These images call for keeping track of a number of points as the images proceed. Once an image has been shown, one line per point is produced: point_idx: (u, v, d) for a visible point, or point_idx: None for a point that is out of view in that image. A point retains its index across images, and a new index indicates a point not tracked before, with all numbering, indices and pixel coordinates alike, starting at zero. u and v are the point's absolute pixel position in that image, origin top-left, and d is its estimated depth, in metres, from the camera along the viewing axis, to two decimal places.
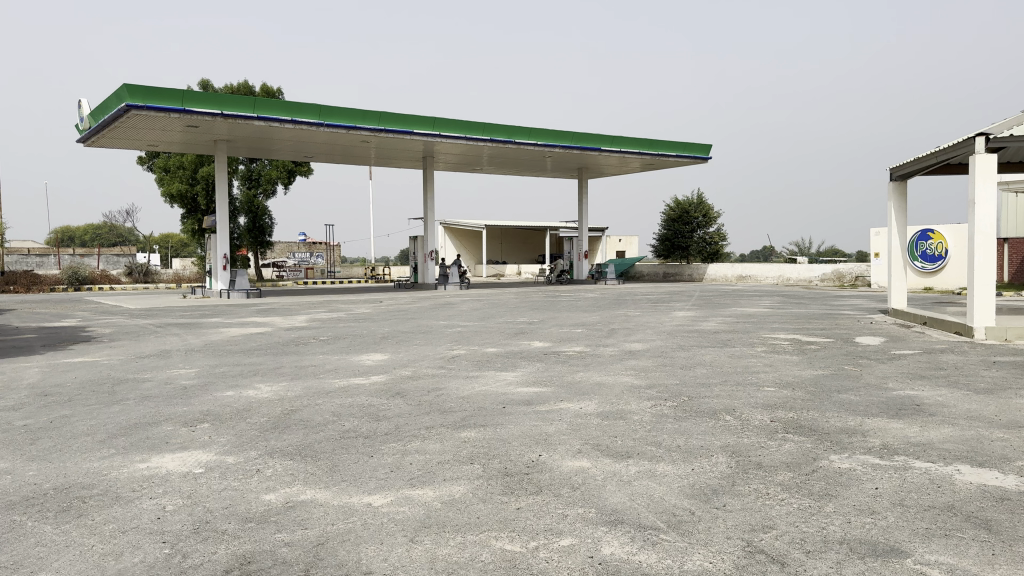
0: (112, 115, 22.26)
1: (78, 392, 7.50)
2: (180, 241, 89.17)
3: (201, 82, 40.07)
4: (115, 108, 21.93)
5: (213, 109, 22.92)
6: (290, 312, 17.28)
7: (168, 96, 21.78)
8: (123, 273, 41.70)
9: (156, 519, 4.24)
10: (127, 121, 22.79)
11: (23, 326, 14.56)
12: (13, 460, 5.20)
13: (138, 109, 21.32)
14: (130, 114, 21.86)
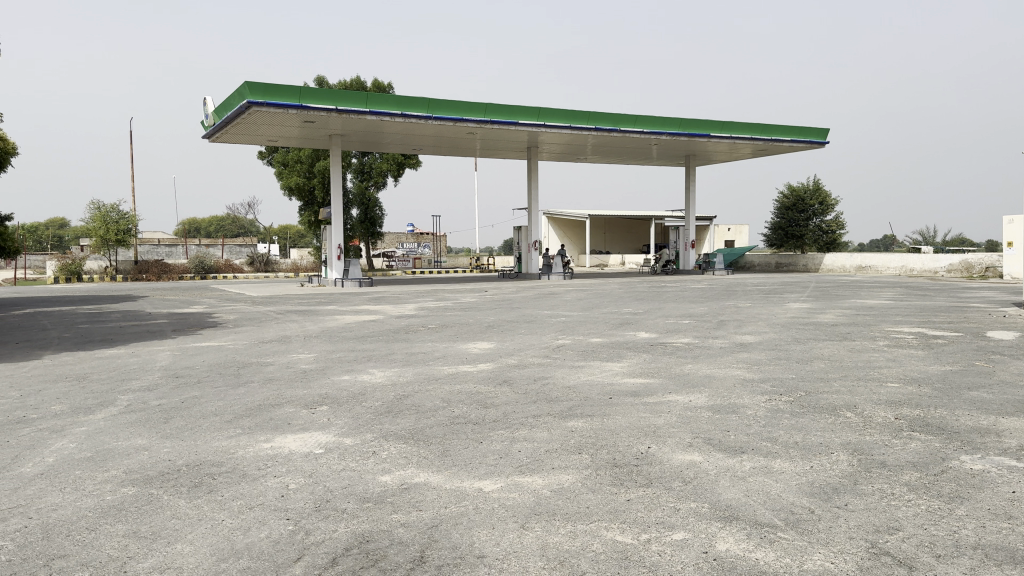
0: (235, 112, 23.46)
1: (207, 374, 7.94)
2: (296, 233, 92.80)
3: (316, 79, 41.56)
4: (238, 105, 23.08)
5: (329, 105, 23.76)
6: (400, 300, 17.81)
7: (286, 92, 22.78)
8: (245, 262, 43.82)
9: (280, 496, 4.44)
10: (249, 118, 23.95)
11: (156, 311, 15.59)
12: (149, 438, 5.55)
13: (259, 105, 22.41)
14: (252, 111, 22.98)
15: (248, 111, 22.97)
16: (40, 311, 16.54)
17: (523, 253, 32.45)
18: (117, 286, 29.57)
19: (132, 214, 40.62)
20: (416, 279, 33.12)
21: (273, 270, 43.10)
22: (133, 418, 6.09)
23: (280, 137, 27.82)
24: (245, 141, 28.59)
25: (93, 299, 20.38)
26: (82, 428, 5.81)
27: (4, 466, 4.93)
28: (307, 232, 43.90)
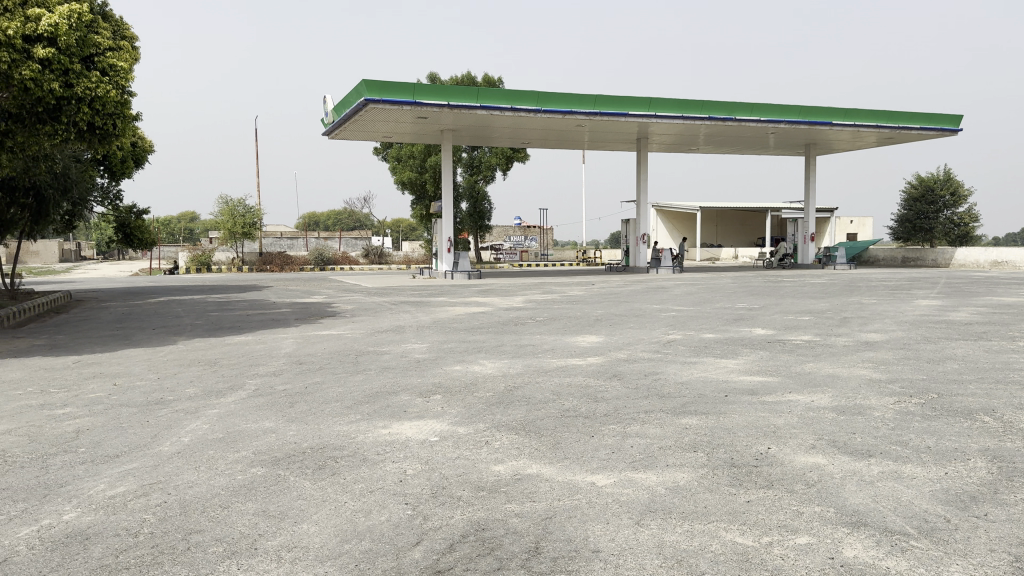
0: (353, 109, 24.29)
1: (328, 361, 8.25)
2: (409, 227, 95.38)
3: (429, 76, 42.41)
4: (356, 102, 23.86)
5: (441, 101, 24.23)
6: (510, 292, 18.00)
7: (401, 89, 23.44)
8: (360, 255, 45.34)
9: (398, 481, 4.57)
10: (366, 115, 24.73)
11: (279, 300, 16.39)
12: (276, 420, 5.82)
13: (375, 103, 23.12)
14: (368, 108, 23.73)
15: (364, 108, 23.73)
16: (176, 299, 17.67)
17: (632, 247, 32.10)
18: (242, 277, 31.21)
19: (257, 208, 42.65)
20: (522, 271, 33.26)
21: (386, 262, 44.40)
22: (260, 401, 6.41)
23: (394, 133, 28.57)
24: (361, 137, 29.51)
25: (221, 289, 21.60)
26: (215, 410, 6.16)
27: (147, 443, 5.29)
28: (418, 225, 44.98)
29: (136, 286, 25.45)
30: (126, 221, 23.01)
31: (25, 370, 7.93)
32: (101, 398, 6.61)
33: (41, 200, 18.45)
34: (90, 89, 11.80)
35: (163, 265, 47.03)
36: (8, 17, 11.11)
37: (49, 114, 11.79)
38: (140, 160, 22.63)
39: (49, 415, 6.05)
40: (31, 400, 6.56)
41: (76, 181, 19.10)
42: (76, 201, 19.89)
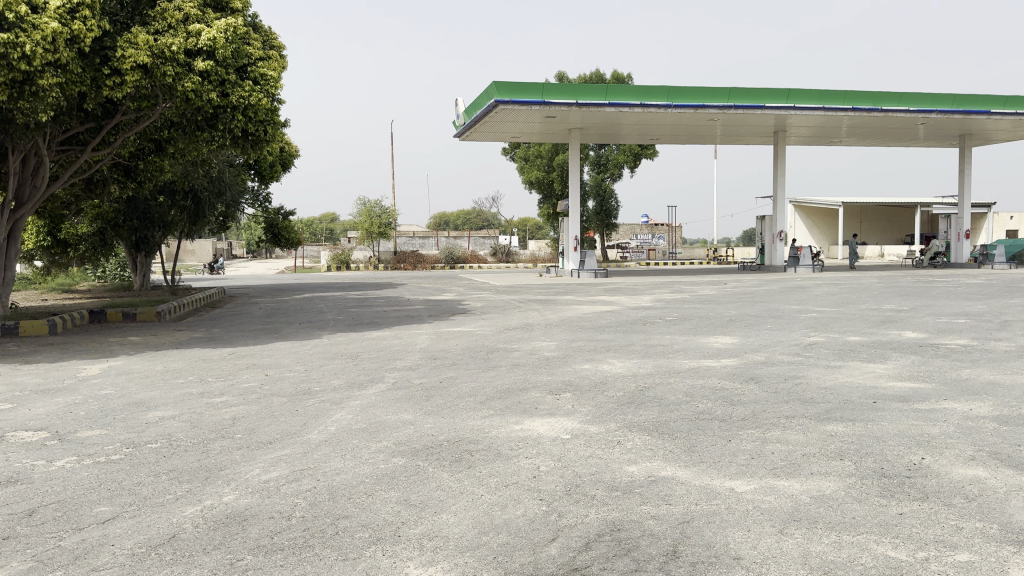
0: (483, 111, 24.79)
1: (460, 357, 8.44)
2: (536, 227, 96.28)
3: (556, 75, 42.57)
4: (486, 104, 24.33)
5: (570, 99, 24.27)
6: (641, 292, 17.82)
7: (530, 90, 23.76)
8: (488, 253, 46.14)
9: (532, 477, 4.61)
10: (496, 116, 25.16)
11: (413, 297, 16.96)
12: (414, 413, 6.02)
13: (505, 103, 23.51)
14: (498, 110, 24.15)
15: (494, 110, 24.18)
16: (318, 295, 18.58)
17: (767, 245, 31.02)
18: (377, 275, 32.45)
19: (393, 209, 44.29)
20: (649, 271, 32.39)
21: (514, 261, 44.89)
22: (399, 394, 6.66)
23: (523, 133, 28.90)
24: (491, 138, 30.04)
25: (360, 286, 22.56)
26: (356, 401, 6.43)
27: (297, 431, 5.60)
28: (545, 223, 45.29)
29: (282, 283, 26.99)
30: (274, 221, 24.43)
31: (187, 360, 8.56)
32: (254, 388, 7.06)
33: (199, 203, 19.91)
34: (243, 98, 12.55)
35: (305, 263, 49.67)
36: (172, 34, 11.96)
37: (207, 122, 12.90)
38: (287, 164, 23.94)
39: (209, 402, 6.51)
40: (193, 388, 7.08)
41: (229, 185, 20.48)
42: (230, 203, 21.31)
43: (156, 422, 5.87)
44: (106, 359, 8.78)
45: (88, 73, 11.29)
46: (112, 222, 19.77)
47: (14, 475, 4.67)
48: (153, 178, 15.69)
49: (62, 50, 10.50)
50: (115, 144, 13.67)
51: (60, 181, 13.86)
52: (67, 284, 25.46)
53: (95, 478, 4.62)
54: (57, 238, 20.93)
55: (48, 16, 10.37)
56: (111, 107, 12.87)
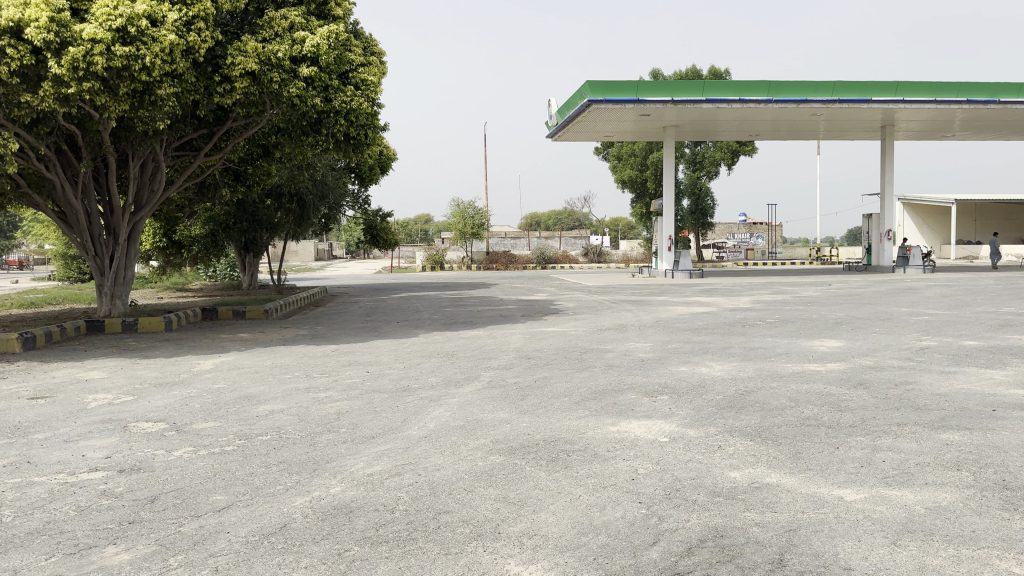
0: (575, 111, 24.83)
1: (554, 357, 8.45)
2: (628, 227, 95.61)
3: (651, 72, 42.12)
4: (579, 104, 24.36)
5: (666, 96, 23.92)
6: (739, 292, 17.42)
7: (624, 88, 23.57)
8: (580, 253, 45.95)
9: (631, 479, 4.56)
10: (589, 115, 25.14)
11: (506, 296, 17.11)
12: (510, 412, 6.06)
13: (598, 103, 23.47)
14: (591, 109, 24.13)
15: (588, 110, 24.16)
16: (415, 294, 18.97)
17: (874, 244, 29.86)
18: (470, 275, 32.85)
19: (486, 210, 44.66)
20: (747, 271, 31.57)
21: (606, 261, 44.59)
22: (494, 393, 6.70)
23: (616, 132, 28.73)
24: (584, 137, 30.00)
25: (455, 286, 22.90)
26: (454, 399, 6.53)
27: (398, 427, 5.72)
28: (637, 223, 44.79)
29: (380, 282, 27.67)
30: (373, 223, 25.09)
31: (292, 356, 8.88)
32: (356, 384, 7.26)
33: (303, 206, 20.67)
34: (346, 103, 12.88)
35: (401, 263, 50.84)
36: (279, 41, 12.41)
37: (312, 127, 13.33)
38: (385, 166, 24.50)
39: (314, 397, 6.73)
40: (299, 383, 7.34)
41: (332, 188, 21.14)
42: (332, 206, 22.02)
43: (266, 415, 6.11)
44: (218, 354, 9.20)
45: (202, 82, 11.85)
46: (223, 224, 20.69)
47: (138, 463, 4.95)
48: (261, 182, 16.34)
49: (179, 60, 11.05)
50: (226, 149, 14.30)
51: (176, 185, 14.62)
52: (181, 284, 26.82)
53: (211, 468, 4.84)
54: (172, 239, 22.13)
55: (166, 28, 10.89)
56: (222, 114, 13.50)
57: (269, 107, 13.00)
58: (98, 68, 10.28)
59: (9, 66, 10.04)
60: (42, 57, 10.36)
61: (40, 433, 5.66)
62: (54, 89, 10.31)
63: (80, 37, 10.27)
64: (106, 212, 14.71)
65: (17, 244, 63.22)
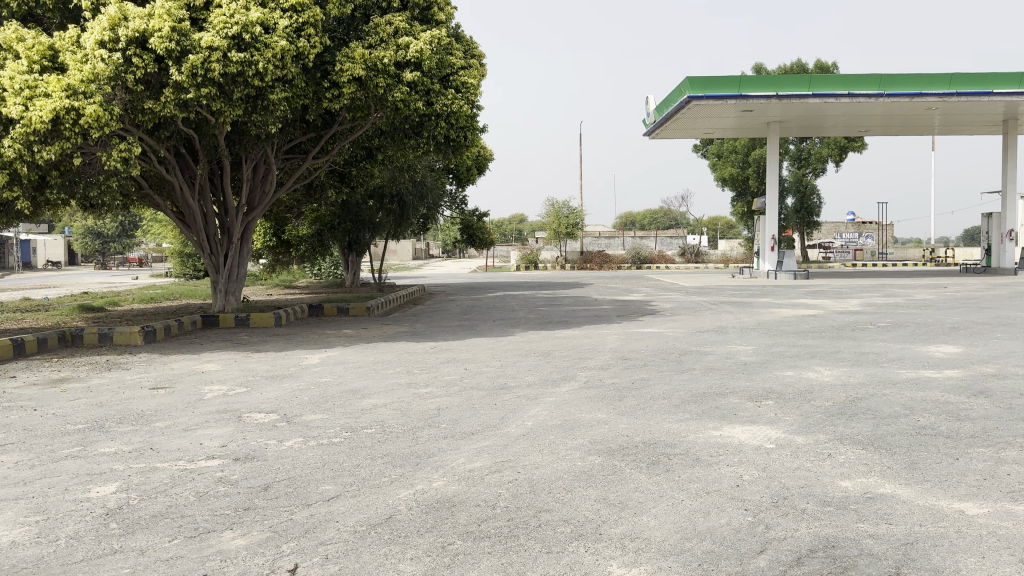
0: (675, 108, 24.47)
1: (652, 358, 8.35)
2: (728, 227, 93.71)
3: (753, 68, 41.07)
4: (679, 100, 23.97)
5: (770, 91, 23.23)
6: (848, 295, 16.73)
7: (726, 83, 22.98)
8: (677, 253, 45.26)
9: (736, 486, 4.45)
10: (689, 111, 24.72)
11: (601, 297, 17.01)
12: (608, 412, 6.01)
13: (699, 99, 23.07)
14: (692, 105, 23.74)
15: (688, 106, 23.79)
16: (511, 294, 19.10)
17: (994, 245, 28.19)
18: (566, 274, 32.84)
19: (580, 209, 44.54)
20: (856, 272, 30.36)
21: (704, 261, 43.71)
22: (592, 393, 6.65)
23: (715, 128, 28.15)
24: (682, 135, 29.51)
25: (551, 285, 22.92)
26: (551, 398, 6.53)
27: (496, 424, 5.77)
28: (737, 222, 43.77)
29: (477, 281, 28.02)
30: (469, 223, 25.43)
31: (394, 352, 9.09)
32: (455, 380, 7.37)
33: (403, 206, 21.10)
34: (447, 106, 13.10)
35: (497, 262, 51.33)
36: (384, 47, 12.68)
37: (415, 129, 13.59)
38: (483, 166, 24.80)
39: (415, 392, 6.86)
40: (400, 378, 7.50)
41: (431, 188, 21.57)
42: (431, 206, 22.35)
43: (370, 409, 6.28)
44: (323, 349, 9.51)
45: (310, 87, 12.27)
46: (329, 223, 21.47)
47: (251, 452, 5.16)
48: (365, 183, 16.78)
49: (290, 66, 11.43)
50: (333, 151, 14.77)
51: (285, 187, 15.19)
52: (288, 281, 27.88)
53: (319, 459, 5.01)
54: (281, 239, 23.08)
55: (277, 35, 11.28)
56: (329, 118, 13.93)
57: (374, 111, 13.35)
58: (215, 75, 10.81)
59: (134, 74, 10.69)
60: (163, 65, 10.95)
61: (162, 421, 5.98)
62: (174, 95, 10.92)
63: (198, 45, 10.79)
64: (221, 212, 15.44)
65: (138, 243, 67.22)
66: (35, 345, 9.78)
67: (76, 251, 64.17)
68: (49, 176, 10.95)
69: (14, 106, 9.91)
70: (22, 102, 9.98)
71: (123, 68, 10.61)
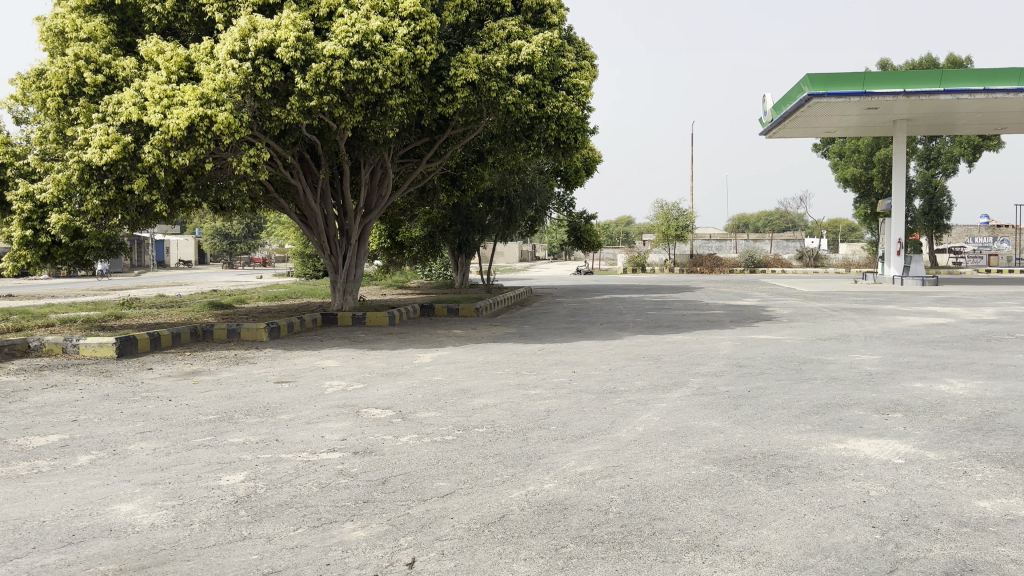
0: (794, 106, 23.64)
1: (769, 366, 8.09)
2: (848, 230, 90.02)
3: (878, 63, 39.19)
4: (798, 98, 23.14)
5: (897, 88, 22.11)
6: (983, 303, 15.68)
7: (849, 81, 22.01)
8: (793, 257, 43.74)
9: (862, 502, 4.25)
10: (809, 110, 23.83)
11: (714, 302, 16.64)
12: (723, 421, 5.87)
13: (820, 96, 22.19)
14: (812, 103, 22.89)
15: (808, 104, 22.94)
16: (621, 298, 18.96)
17: None
18: (675, 278, 32.40)
19: (690, 211, 43.72)
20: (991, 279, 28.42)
21: (823, 265, 42.10)
22: (706, 400, 6.52)
23: (836, 127, 27.04)
24: (800, 134, 28.48)
25: (661, 289, 22.64)
26: (663, 404, 6.42)
27: (607, 428, 5.74)
28: (858, 224, 41.91)
29: (585, 283, 27.98)
30: (577, 225, 25.41)
31: (503, 353, 9.18)
32: (565, 383, 7.38)
33: (512, 208, 21.22)
34: (558, 108, 13.11)
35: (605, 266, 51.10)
36: (497, 52, 12.84)
37: (526, 131, 13.66)
38: (591, 169, 24.73)
39: (525, 393, 6.91)
40: (510, 379, 7.57)
41: (539, 191, 21.69)
42: (539, 209, 22.51)
43: (480, 409, 6.36)
44: (435, 348, 9.70)
45: (426, 92, 12.58)
46: (440, 225, 22.05)
47: (369, 447, 5.32)
48: (475, 186, 17.04)
49: (407, 73, 11.72)
50: (445, 155, 15.09)
51: (400, 190, 15.62)
52: (401, 281, 28.68)
53: (433, 456, 5.11)
54: (395, 240, 23.79)
55: (396, 43, 11.57)
56: (443, 122, 14.21)
57: (486, 115, 13.55)
58: (337, 82, 11.22)
59: (262, 83, 11.24)
60: (289, 73, 11.44)
61: (286, 414, 6.25)
62: (299, 103, 11.42)
63: (322, 54, 11.21)
64: (339, 214, 16.00)
65: (263, 245, 70.75)
66: (170, 339, 10.43)
67: (206, 252, 68.23)
68: (184, 180, 11.64)
69: (155, 114, 10.57)
70: (161, 111, 10.63)
71: (252, 78, 11.17)
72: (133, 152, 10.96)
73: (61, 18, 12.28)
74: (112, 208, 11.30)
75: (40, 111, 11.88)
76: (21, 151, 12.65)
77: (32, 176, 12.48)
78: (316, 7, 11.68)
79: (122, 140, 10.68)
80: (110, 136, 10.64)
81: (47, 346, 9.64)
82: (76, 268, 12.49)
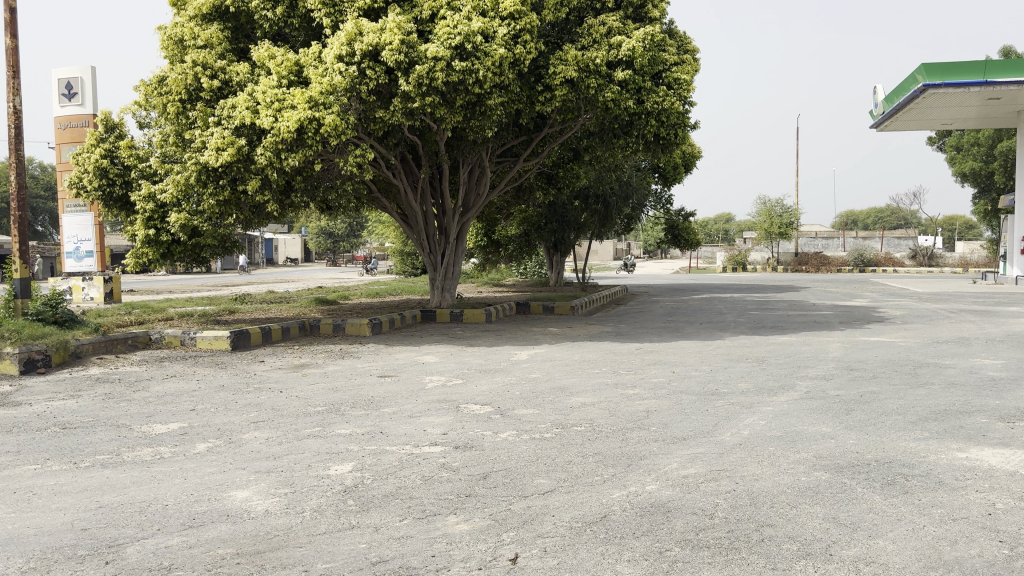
0: (907, 98, 22.57)
1: (881, 370, 7.75)
2: (966, 227, 85.24)
3: (1002, 50, 36.87)
4: (912, 89, 22.06)
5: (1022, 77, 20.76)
6: None
7: (969, 70, 20.84)
8: (905, 257, 41.71)
9: (988, 515, 4.02)
10: (924, 101, 22.68)
11: (820, 302, 16.05)
12: (833, 426, 5.66)
13: (935, 87, 21.10)
14: (927, 94, 21.79)
15: (923, 95, 21.86)
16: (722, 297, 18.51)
17: None
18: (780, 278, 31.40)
19: (795, 208, 42.31)
20: None
21: (938, 265, 39.96)
22: (814, 405, 6.30)
23: (954, 118, 25.64)
24: (913, 127, 27.19)
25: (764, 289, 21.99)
26: (769, 407, 6.25)
27: (710, 431, 5.62)
28: (978, 221, 39.59)
29: (683, 283, 27.52)
30: (674, 223, 25.01)
31: (600, 351, 9.13)
32: (665, 383, 7.28)
33: (608, 206, 21.08)
34: (658, 104, 12.94)
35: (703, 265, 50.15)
36: (597, 48, 12.77)
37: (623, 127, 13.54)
38: (690, 165, 24.27)
39: (623, 393, 6.85)
40: (608, 378, 7.52)
41: (636, 189, 21.43)
42: (636, 207, 22.23)
43: (579, 407, 6.35)
44: (531, 346, 9.75)
45: (525, 92, 12.67)
46: (536, 223, 22.08)
47: (470, 442, 5.39)
48: (571, 183, 17.03)
49: (506, 72, 11.82)
50: (543, 154, 15.13)
51: (498, 189, 15.74)
52: (498, 279, 28.92)
53: (534, 453, 5.13)
54: (491, 238, 24.03)
55: (496, 43, 11.67)
56: (541, 120, 14.25)
57: (584, 112, 13.54)
58: (439, 83, 11.42)
59: (368, 85, 11.56)
60: (393, 75, 11.70)
61: (389, 407, 6.41)
62: (402, 103, 11.69)
63: (424, 56, 11.43)
64: (438, 213, 16.28)
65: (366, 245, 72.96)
66: (280, 333, 10.86)
67: (312, 251, 70.87)
68: (294, 181, 12.10)
69: (267, 118, 11.02)
70: (273, 114, 11.06)
71: (357, 80, 11.51)
72: (247, 154, 11.45)
73: (180, 27, 12.99)
74: (227, 207, 11.85)
75: (161, 116, 12.56)
76: (143, 154, 13.42)
77: (154, 177, 13.24)
78: (419, 10, 11.94)
79: (236, 143, 11.19)
80: (225, 139, 11.16)
81: (167, 339, 10.20)
82: (194, 265, 13.16)
